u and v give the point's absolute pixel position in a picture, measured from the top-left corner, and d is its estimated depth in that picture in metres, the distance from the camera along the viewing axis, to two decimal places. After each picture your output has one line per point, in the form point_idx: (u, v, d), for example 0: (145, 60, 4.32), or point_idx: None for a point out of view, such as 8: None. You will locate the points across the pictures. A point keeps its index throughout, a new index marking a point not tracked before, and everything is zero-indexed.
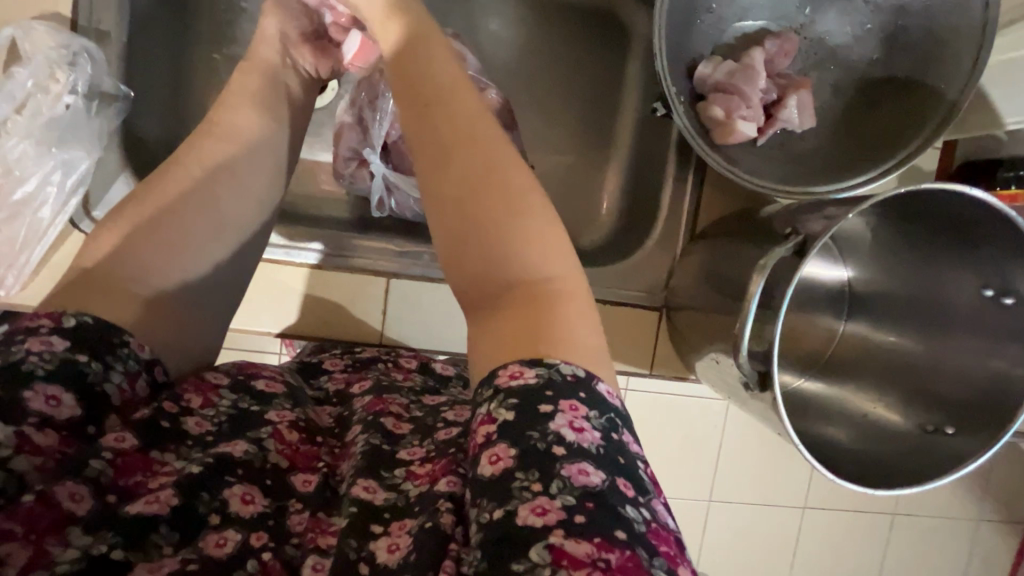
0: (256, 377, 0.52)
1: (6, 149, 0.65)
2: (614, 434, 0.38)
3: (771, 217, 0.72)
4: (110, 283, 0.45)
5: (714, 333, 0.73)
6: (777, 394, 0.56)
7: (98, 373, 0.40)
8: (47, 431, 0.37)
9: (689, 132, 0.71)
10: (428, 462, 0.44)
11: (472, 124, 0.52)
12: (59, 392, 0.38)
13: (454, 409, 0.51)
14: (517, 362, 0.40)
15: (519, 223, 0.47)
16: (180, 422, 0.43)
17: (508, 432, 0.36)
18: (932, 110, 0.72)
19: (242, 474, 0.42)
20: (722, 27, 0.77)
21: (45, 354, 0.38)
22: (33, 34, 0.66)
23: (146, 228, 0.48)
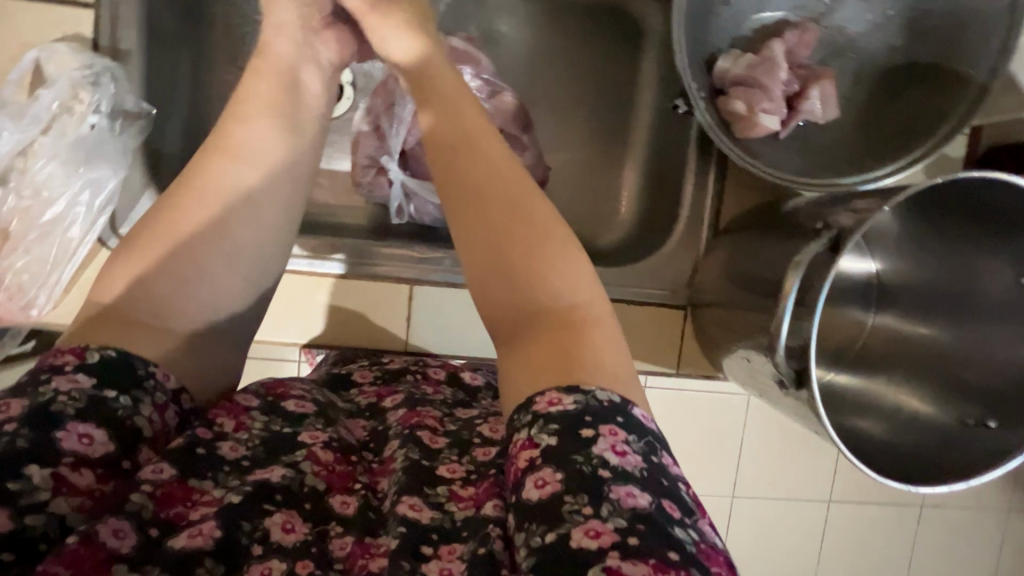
0: (286, 398, 0.50)
1: (34, 171, 0.66)
2: (654, 458, 0.38)
3: (795, 212, 0.72)
4: (125, 321, 0.45)
5: (742, 330, 0.72)
6: (816, 393, 0.55)
7: (127, 407, 0.40)
8: (83, 470, 0.37)
9: (712, 127, 0.71)
10: (471, 484, 0.44)
11: (489, 151, 0.52)
12: (91, 429, 0.38)
13: (487, 423, 0.51)
14: (554, 388, 0.40)
15: (544, 251, 0.47)
16: (215, 448, 0.43)
17: (553, 456, 0.37)
18: (960, 96, 0.71)
19: (280, 500, 0.41)
20: (740, 20, 0.76)
21: (73, 393, 0.39)
22: (57, 56, 0.67)
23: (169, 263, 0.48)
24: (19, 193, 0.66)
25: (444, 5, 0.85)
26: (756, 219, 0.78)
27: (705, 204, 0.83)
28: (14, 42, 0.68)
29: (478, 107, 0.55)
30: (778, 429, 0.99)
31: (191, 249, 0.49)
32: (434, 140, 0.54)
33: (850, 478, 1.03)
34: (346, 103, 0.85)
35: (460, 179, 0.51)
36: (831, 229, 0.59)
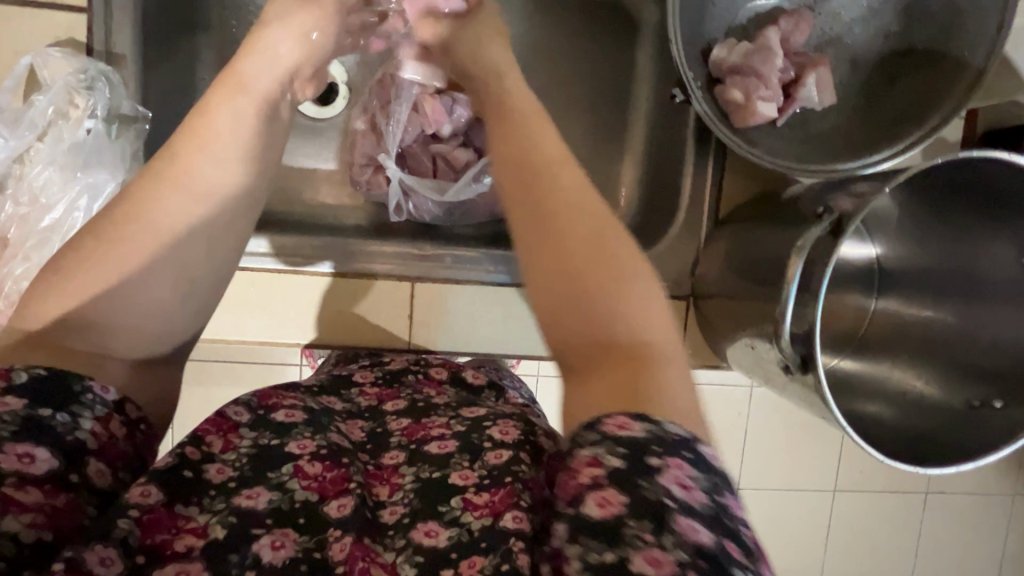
0: (277, 408, 0.47)
1: (31, 177, 0.66)
2: (721, 499, 0.35)
3: (797, 200, 0.71)
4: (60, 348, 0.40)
5: (745, 318, 0.72)
6: (822, 377, 0.56)
7: (65, 423, 0.37)
8: (29, 488, 0.34)
9: (711, 117, 0.71)
10: (484, 490, 0.43)
11: (562, 171, 0.49)
12: (32, 448, 0.35)
13: (498, 424, 0.50)
14: (622, 413, 0.37)
15: (618, 282, 0.43)
16: (201, 471, 0.41)
17: (619, 478, 0.34)
18: (956, 80, 0.70)
19: (270, 523, 0.39)
20: (736, 9, 0.76)
21: (4, 416, 0.35)
22: (51, 61, 0.67)
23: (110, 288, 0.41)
24: (18, 200, 0.66)
25: None
26: (757, 209, 0.78)
27: (705, 195, 0.84)
28: (7, 49, 0.68)
29: (549, 129, 0.53)
30: (782, 419, 0.99)
31: (133, 274, 0.42)
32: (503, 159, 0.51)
33: (854, 467, 1.03)
34: (341, 103, 0.85)
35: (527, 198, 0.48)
36: (832, 212, 0.59)
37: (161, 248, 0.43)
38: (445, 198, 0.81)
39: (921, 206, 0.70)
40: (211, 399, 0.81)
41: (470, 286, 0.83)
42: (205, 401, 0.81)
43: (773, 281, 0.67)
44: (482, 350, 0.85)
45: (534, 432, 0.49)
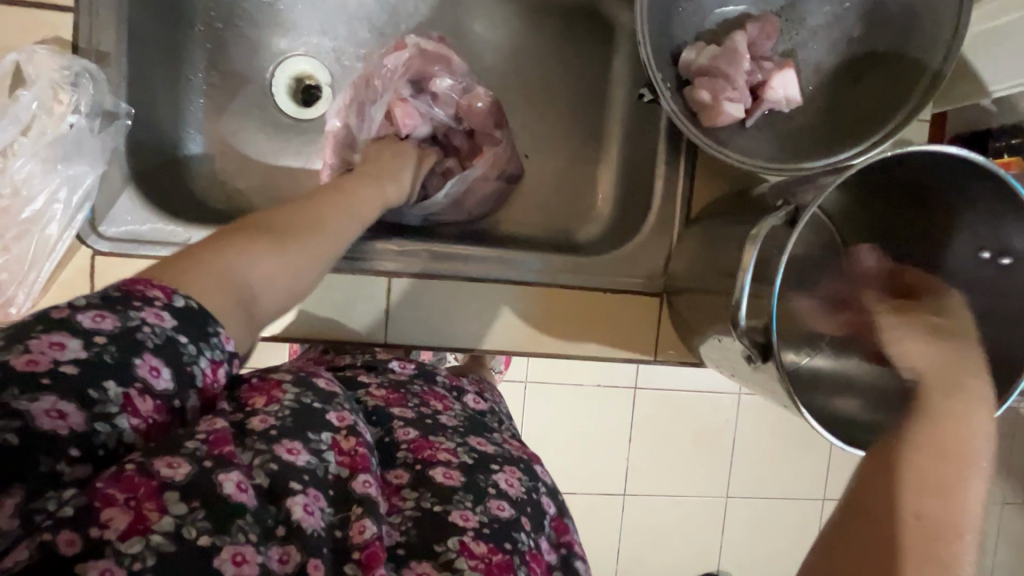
0: (318, 374, 0.48)
1: (13, 170, 0.67)
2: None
3: (763, 195, 0.74)
4: (216, 272, 0.43)
5: (714, 313, 0.74)
6: (781, 365, 0.56)
7: (191, 354, 0.38)
8: (147, 397, 0.36)
9: (678, 115, 0.72)
10: (483, 540, 0.45)
11: None
12: (160, 364, 0.37)
13: (505, 471, 0.53)
14: None
15: None
16: (246, 420, 0.40)
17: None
18: (917, 78, 0.74)
19: (306, 481, 0.39)
20: (704, 13, 0.78)
21: (155, 328, 0.37)
22: (36, 57, 0.68)
23: (268, 265, 0.47)
24: None
25: (418, 7, 0.88)
26: (728, 206, 0.80)
27: (677, 192, 0.85)
28: None
29: None
30: (766, 421, 1.00)
31: (283, 252, 0.49)
32: None
33: (839, 470, 1.04)
34: (324, 106, 0.86)
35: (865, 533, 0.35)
36: (790, 205, 0.60)
37: (269, 240, 0.49)
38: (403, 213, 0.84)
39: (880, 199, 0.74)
40: None
41: (447, 281, 0.84)
42: None
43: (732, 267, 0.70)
44: (457, 346, 0.86)
45: (534, 492, 0.53)
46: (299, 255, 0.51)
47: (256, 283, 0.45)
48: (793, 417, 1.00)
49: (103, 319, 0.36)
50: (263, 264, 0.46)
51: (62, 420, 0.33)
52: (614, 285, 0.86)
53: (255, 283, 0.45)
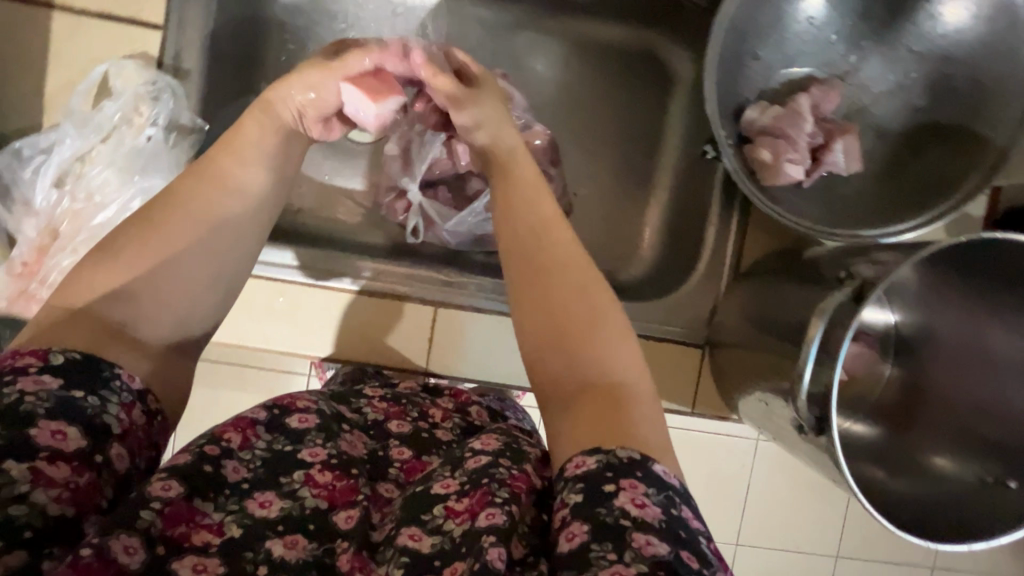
0: (291, 413, 0.49)
1: (91, 176, 0.71)
2: (675, 511, 0.38)
3: (817, 259, 0.73)
4: (100, 326, 0.44)
5: (760, 372, 0.72)
6: (835, 440, 0.56)
7: (95, 406, 0.39)
8: (59, 462, 0.36)
9: (738, 173, 0.73)
10: (464, 496, 0.43)
11: (570, 295, 0.50)
12: (64, 426, 0.37)
13: (481, 439, 0.50)
14: (579, 453, 0.41)
15: (585, 324, 0.48)
16: (219, 467, 0.42)
17: (580, 510, 0.38)
18: (977, 162, 0.74)
19: (282, 527, 0.41)
20: (769, 73, 0.79)
21: (41, 394, 0.37)
22: (124, 71, 0.72)
23: (153, 278, 0.48)
24: (74, 196, 0.71)
25: (482, 42, 0.89)
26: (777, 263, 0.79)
27: (727, 244, 0.86)
28: (83, 55, 0.73)
29: (616, 339, 0.48)
30: (785, 476, 0.99)
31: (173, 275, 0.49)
32: (564, 360, 0.47)
33: (857, 533, 1.02)
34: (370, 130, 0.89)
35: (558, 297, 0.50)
36: (855, 280, 0.60)
37: (156, 263, 0.48)
38: (450, 228, 0.84)
39: (924, 279, 0.74)
40: (224, 398, 0.85)
41: (493, 316, 0.86)
42: (224, 399, 0.85)
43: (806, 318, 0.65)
44: (495, 380, 0.86)
45: (514, 443, 0.50)
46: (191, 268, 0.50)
47: (129, 310, 0.46)
48: (812, 474, 0.99)
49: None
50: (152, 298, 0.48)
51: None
52: (658, 334, 0.86)
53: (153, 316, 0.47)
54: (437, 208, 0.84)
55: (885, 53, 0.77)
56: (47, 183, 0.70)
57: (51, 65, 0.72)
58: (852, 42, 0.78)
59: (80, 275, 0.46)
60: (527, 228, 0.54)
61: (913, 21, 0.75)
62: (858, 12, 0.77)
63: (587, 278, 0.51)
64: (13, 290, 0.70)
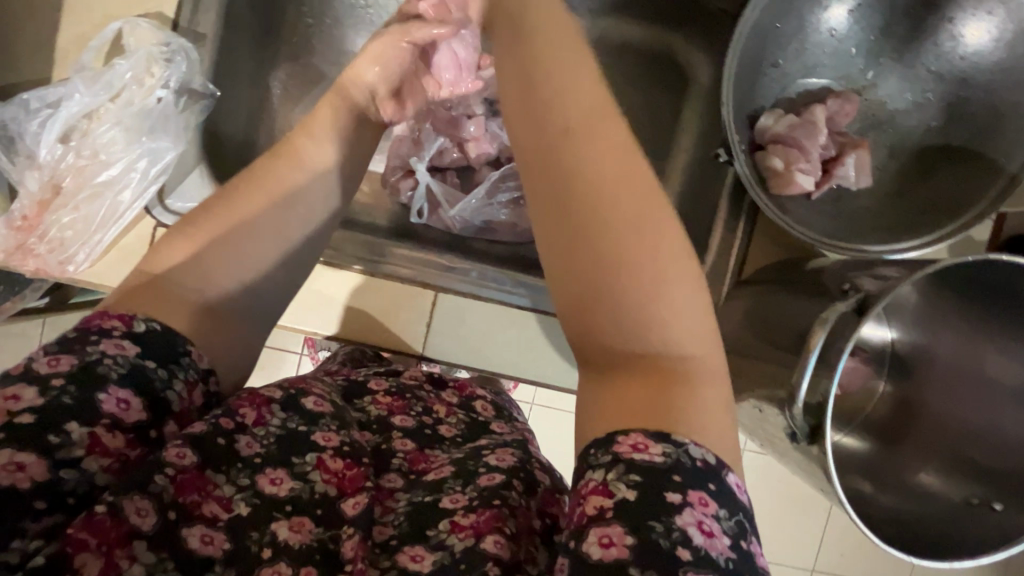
0: (307, 394, 0.50)
1: (97, 134, 0.70)
2: (745, 544, 0.36)
3: (821, 270, 0.73)
4: (173, 294, 0.46)
5: (756, 380, 0.72)
6: (828, 448, 0.57)
7: (164, 379, 0.41)
8: (116, 433, 0.38)
9: (749, 179, 0.73)
10: (472, 512, 0.43)
11: (630, 249, 0.43)
12: (130, 396, 0.39)
13: (495, 453, 0.51)
14: (640, 432, 0.38)
15: (649, 289, 0.43)
16: (233, 440, 0.43)
17: (628, 518, 0.35)
18: (987, 188, 0.73)
19: (289, 510, 0.42)
20: (786, 82, 0.79)
21: (118, 359, 0.40)
22: (138, 30, 0.71)
23: (222, 249, 0.49)
24: (79, 152, 0.70)
25: None
26: (782, 274, 0.79)
27: (732, 250, 0.85)
28: (98, 12, 0.72)
29: (679, 300, 0.43)
30: (767, 484, 1.00)
31: (235, 242, 0.50)
32: (622, 330, 0.43)
33: (834, 547, 1.03)
34: None
35: (611, 253, 0.43)
36: (857, 293, 0.61)
37: (225, 232, 0.50)
38: (455, 213, 0.85)
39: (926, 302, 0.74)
40: None
41: (492, 303, 0.84)
42: None
43: (807, 324, 0.65)
44: (489, 370, 0.86)
45: (529, 464, 0.49)
46: (257, 235, 0.51)
47: (195, 278, 0.47)
48: (794, 484, 1.00)
49: (58, 362, 0.38)
50: (218, 264, 0.48)
51: (21, 473, 0.34)
52: None
53: (220, 286, 0.48)
54: (445, 193, 0.85)
55: (903, 71, 0.78)
56: (52, 137, 0.69)
57: (64, 19, 0.71)
58: (871, 58, 0.79)
59: (161, 243, 0.48)
60: (571, 161, 0.46)
61: (932, 41, 0.75)
62: (879, 28, 0.77)
63: (647, 223, 0.44)
64: (11, 243, 0.69)
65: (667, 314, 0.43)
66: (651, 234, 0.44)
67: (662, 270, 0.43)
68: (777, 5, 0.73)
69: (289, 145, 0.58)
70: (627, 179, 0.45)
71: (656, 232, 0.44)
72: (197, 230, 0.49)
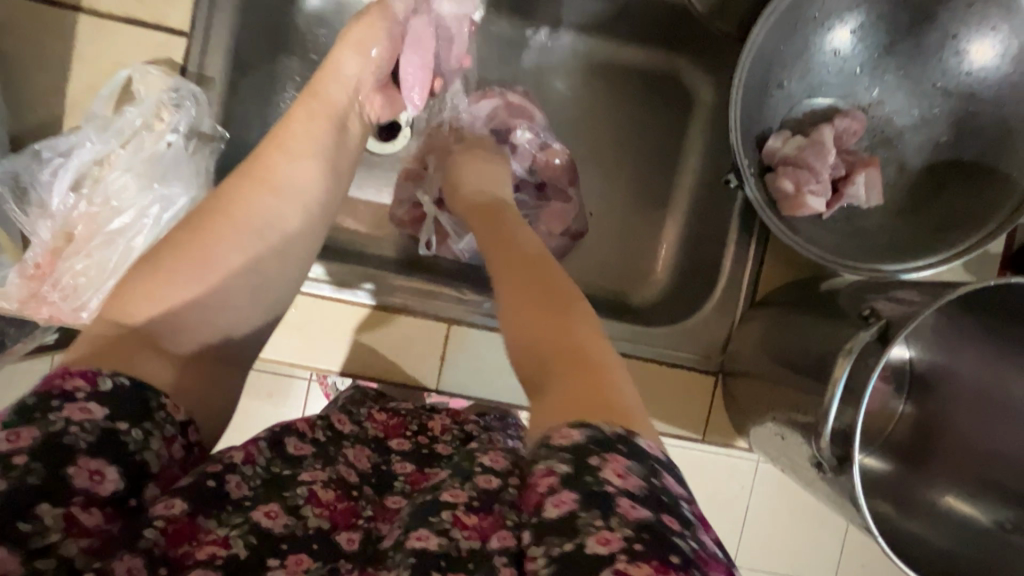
0: (289, 437, 0.53)
1: (109, 181, 0.71)
2: (656, 481, 0.39)
3: (837, 292, 0.72)
4: (145, 348, 0.46)
5: (776, 405, 0.71)
6: (857, 481, 0.56)
7: (137, 440, 0.41)
8: (92, 510, 0.37)
9: (759, 203, 0.72)
10: (474, 510, 0.42)
11: (540, 288, 0.55)
12: (103, 465, 0.38)
13: (489, 453, 0.50)
14: (568, 423, 0.41)
15: (559, 315, 0.52)
16: (223, 481, 0.44)
17: (566, 479, 0.37)
18: (999, 205, 0.73)
19: (286, 548, 0.43)
20: (792, 102, 0.79)
21: (85, 425, 0.39)
22: (148, 76, 0.71)
23: (192, 291, 0.51)
24: (91, 199, 0.70)
25: (506, 63, 0.91)
26: (795, 295, 0.78)
27: (744, 272, 0.85)
28: (108, 59, 0.72)
29: (581, 323, 0.52)
30: (789, 504, 0.98)
31: (206, 280, 0.52)
32: (538, 345, 0.50)
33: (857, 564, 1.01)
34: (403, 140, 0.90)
35: (527, 290, 0.55)
36: (880, 318, 0.60)
37: (200, 275, 0.52)
38: (464, 245, 0.85)
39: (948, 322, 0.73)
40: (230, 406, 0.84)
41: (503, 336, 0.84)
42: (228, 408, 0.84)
43: (829, 352, 0.63)
44: (503, 401, 0.85)
45: (524, 461, 0.49)
46: (228, 271, 0.53)
47: (165, 325, 0.48)
48: (817, 504, 0.98)
49: (18, 437, 0.36)
50: (186, 308, 0.50)
51: None
52: (672, 358, 0.85)
53: (191, 330, 0.50)
54: (454, 223, 0.85)
55: (910, 88, 0.78)
56: (64, 186, 0.70)
57: (74, 68, 0.72)
58: (876, 76, 0.79)
59: (120, 293, 0.48)
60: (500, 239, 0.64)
61: (938, 57, 0.75)
62: (884, 46, 0.77)
63: (552, 277, 0.57)
64: (25, 292, 0.69)
65: (572, 331, 0.51)
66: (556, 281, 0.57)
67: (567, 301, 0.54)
68: (781, 28, 0.73)
69: (264, 169, 0.59)
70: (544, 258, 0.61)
71: (559, 280, 0.57)
72: (163, 276, 0.50)
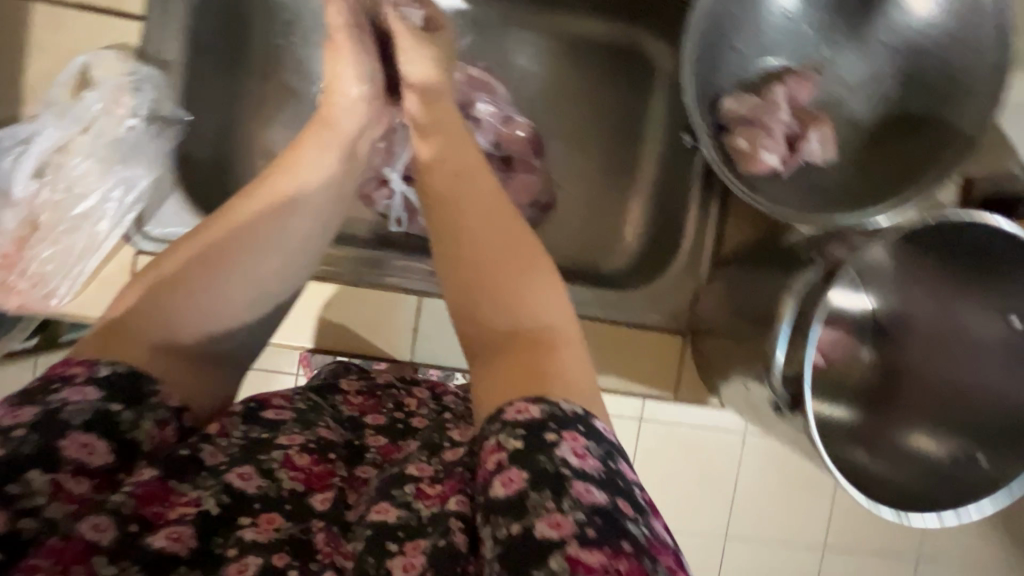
0: (267, 406, 0.52)
1: (71, 167, 0.71)
2: (613, 465, 0.41)
3: (794, 245, 0.72)
4: (135, 334, 0.48)
5: (741, 357, 0.73)
6: (810, 418, 0.58)
7: (130, 421, 0.43)
8: (80, 478, 0.40)
9: (716, 161, 0.74)
10: (437, 482, 0.45)
11: (487, 246, 0.54)
12: (93, 439, 0.41)
13: (459, 428, 0.52)
14: (522, 399, 0.44)
15: (509, 278, 0.53)
16: (197, 450, 0.45)
17: (517, 458, 0.40)
18: (944, 150, 0.75)
19: (260, 507, 0.44)
20: (744, 66, 0.81)
21: (82, 404, 0.42)
22: (103, 61, 0.72)
23: (185, 290, 0.51)
24: (53, 186, 0.70)
25: (467, 38, 0.92)
26: (754, 252, 0.79)
27: (706, 233, 0.87)
28: (66, 47, 0.73)
29: (530, 285, 0.52)
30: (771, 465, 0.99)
31: (200, 282, 0.52)
32: (489, 315, 0.52)
33: (844, 523, 1.02)
34: None
35: (474, 250, 0.55)
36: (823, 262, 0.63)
37: (191, 277, 0.52)
38: None
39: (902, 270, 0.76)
40: None
41: None
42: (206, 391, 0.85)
43: (772, 305, 0.67)
44: None
45: None
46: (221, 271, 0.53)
47: (160, 322, 0.49)
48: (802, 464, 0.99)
49: (20, 412, 0.40)
50: (177, 306, 0.51)
51: None
52: (640, 321, 0.88)
53: (186, 328, 0.50)
54: None
55: (858, 46, 0.80)
56: (26, 172, 0.70)
57: (31, 57, 0.72)
58: (824, 36, 0.81)
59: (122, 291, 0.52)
60: (439, 187, 0.60)
61: (881, 14, 0.78)
62: (829, 7, 0.79)
63: (499, 227, 0.56)
64: None
65: (521, 296, 0.52)
66: (501, 232, 0.55)
67: (518, 260, 0.54)
68: None
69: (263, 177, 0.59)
70: (490, 199, 0.58)
71: (507, 231, 0.55)
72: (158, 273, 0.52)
